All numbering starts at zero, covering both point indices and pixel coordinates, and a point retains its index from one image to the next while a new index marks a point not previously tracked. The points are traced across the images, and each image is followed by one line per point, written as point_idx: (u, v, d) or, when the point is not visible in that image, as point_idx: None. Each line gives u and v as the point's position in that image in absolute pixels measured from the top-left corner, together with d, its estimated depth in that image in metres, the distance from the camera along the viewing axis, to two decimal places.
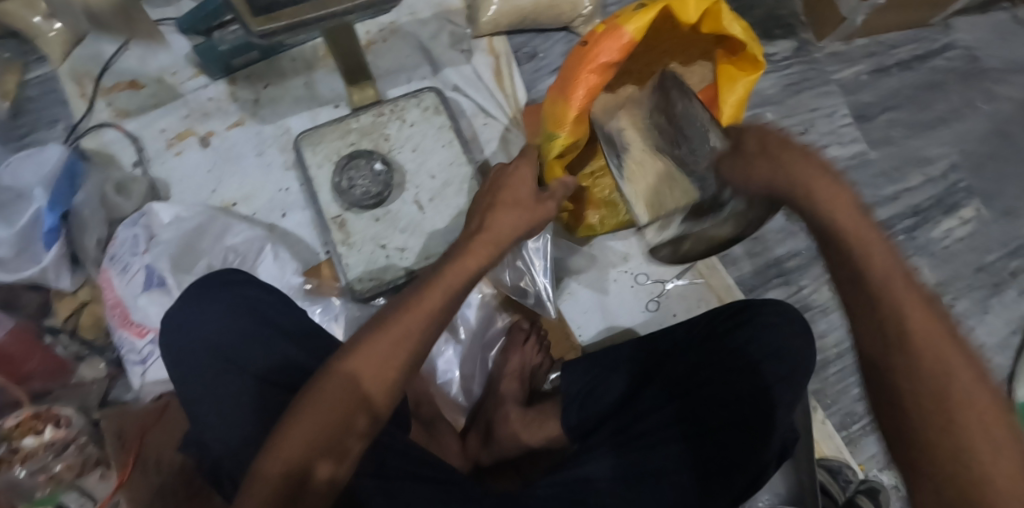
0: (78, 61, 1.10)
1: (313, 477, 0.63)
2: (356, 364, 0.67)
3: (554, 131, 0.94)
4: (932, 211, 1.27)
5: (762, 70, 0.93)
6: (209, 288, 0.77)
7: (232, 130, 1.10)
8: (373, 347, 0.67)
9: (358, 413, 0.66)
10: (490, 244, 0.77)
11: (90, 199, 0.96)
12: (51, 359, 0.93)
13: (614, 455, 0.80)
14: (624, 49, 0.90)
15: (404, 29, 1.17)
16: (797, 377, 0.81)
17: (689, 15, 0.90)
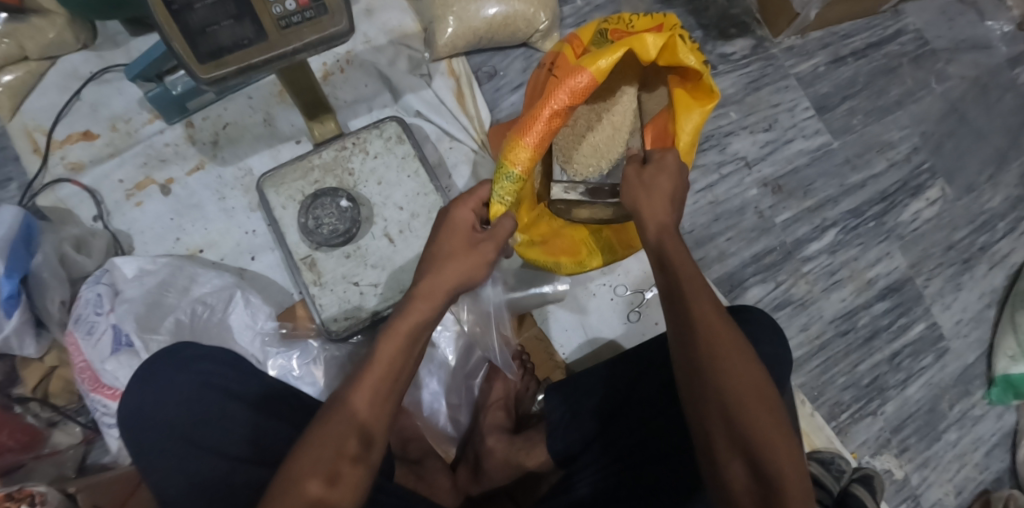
0: (27, 115, 1.06)
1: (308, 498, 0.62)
2: (356, 393, 0.68)
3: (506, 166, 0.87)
4: (898, 194, 1.29)
5: (716, 101, 0.89)
6: (176, 367, 0.75)
7: (193, 175, 1.07)
8: (368, 375, 0.68)
9: (352, 436, 0.66)
10: (444, 293, 0.74)
11: (49, 260, 0.93)
12: (21, 431, 0.89)
13: (609, 470, 0.82)
14: (578, 95, 0.88)
15: (360, 58, 1.16)
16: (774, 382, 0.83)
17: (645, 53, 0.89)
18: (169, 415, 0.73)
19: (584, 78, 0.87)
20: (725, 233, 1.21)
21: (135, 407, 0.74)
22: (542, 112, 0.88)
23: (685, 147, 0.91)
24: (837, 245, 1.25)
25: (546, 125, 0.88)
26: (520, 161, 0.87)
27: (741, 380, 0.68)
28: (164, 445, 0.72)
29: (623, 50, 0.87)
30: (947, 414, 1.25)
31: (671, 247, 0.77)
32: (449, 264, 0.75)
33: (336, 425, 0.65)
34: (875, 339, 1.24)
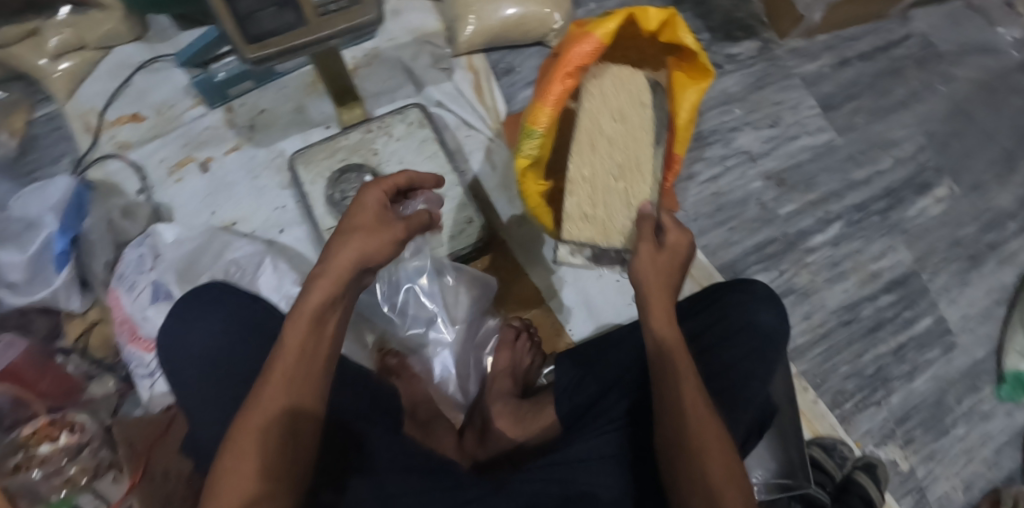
0: (82, 99, 1.16)
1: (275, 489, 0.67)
2: (268, 393, 0.68)
3: (530, 127, 0.94)
4: (903, 191, 1.32)
5: (712, 74, 0.97)
6: (212, 303, 0.81)
7: (229, 155, 1.16)
8: (278, 376, 0.69)
9: (280, 439, 0.68)
10: (342, 275, 0.71)
11: (98, 225, 1.02)
12: (60, 380, 0.97)
13: (613, 435, 0.85)
14: (593, 56, 0.95)
15: (386, 54, 1.24)
16: (771, 348, 0.86)
17: (646, 22, 0.96)
18: (192, 349, 0.79)
19: (590, 43, 0.93)
20: (727, 222, 1.25)
21: (168, 337, 0.80)
22: (558, 75, 0.94)
23: (683, 123, 0.98)
24: (840, 237, 1.27)
25: (562, 84, 0.94)
26: (542, 120, 0.94)
27: (710, 447, 0.70)
28: (195, 373, 0.78)
29: (623, 17, 0.95)
30: (954, 409, 1.22)
31: (657, 301, 0.77)
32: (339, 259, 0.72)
33: (264, 434, 0.67)
34: (879, 329, 1.24)
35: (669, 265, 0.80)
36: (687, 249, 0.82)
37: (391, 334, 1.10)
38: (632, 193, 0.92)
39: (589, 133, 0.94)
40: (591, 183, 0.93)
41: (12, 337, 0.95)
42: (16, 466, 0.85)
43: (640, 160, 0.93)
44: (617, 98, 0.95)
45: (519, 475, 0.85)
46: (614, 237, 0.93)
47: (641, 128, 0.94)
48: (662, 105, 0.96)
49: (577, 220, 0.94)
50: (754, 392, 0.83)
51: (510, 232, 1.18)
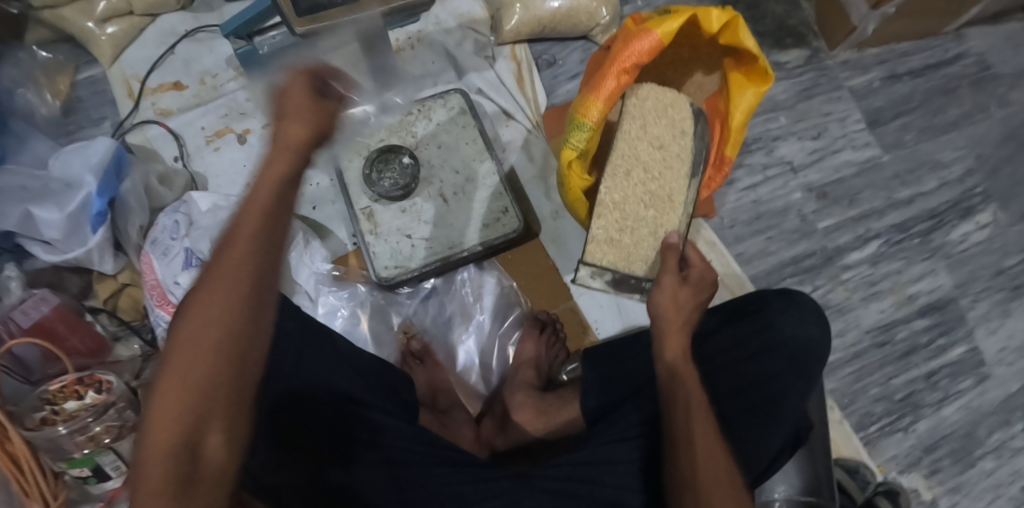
0: (126, 65, 1.17)
1: (207, 465, 0.57)
2: (186, 321, 0.59)
3: (579, 118, 0.92)
4: (948, 214, 1.28)
5: (771, 82, 0.92)
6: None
7: (267, 129, 1.16)
8: (223, 307, 0.59)
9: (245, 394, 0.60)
10: (288, 152, 0.64)
11: (135, 188, 1.02)
12: (90, 338, 0.98)
13: (636, 441, 0.82)
14: (651, 52, 0.90)
15: (430, 38, 1.24)
16: (811, 360, 0.85)
17: (710, 24, 0.91)
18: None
19: (649, 40, 0.89)
20: (764, 232, 1.22)
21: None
22: (610, 70, 0.90)
23: (737, 126, 0.94)
24: (879, 256, 1.24)
25: (616, 81, 0.91)
26: (593, 114, 0.91)
27: (703, 483, 0.71)
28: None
29: (686, 16, 0.90)
30: (984, 441, 1.18)
31: (672, 332, 0.77)
32: (275, 156, 0.64)
33: (204, 385, 0.58)
34: (913, 355, 1.20)
35: (688, 298, 0.80)
36: (711, 284, 0.83)
37: (416, 318, 1.09)
38: (660, 221, 0.93)
39: (625, 159, 0.94)
40: (624, 211, 0.93)
41: (44, 292, 0.95)
42: (41, 421, 0.80)
43: (671, 191, 0.95)
44: (656, 128, 0.95)
45: (543, 470, 0.82)
46: (638, 263, 0.93)
47: (676, 159, 0.95)
48: (702, 137, 0.98)
49: (607, 241, 0.93)
50: (791, 406, 0.82)
51: (544, 224, 1.15)
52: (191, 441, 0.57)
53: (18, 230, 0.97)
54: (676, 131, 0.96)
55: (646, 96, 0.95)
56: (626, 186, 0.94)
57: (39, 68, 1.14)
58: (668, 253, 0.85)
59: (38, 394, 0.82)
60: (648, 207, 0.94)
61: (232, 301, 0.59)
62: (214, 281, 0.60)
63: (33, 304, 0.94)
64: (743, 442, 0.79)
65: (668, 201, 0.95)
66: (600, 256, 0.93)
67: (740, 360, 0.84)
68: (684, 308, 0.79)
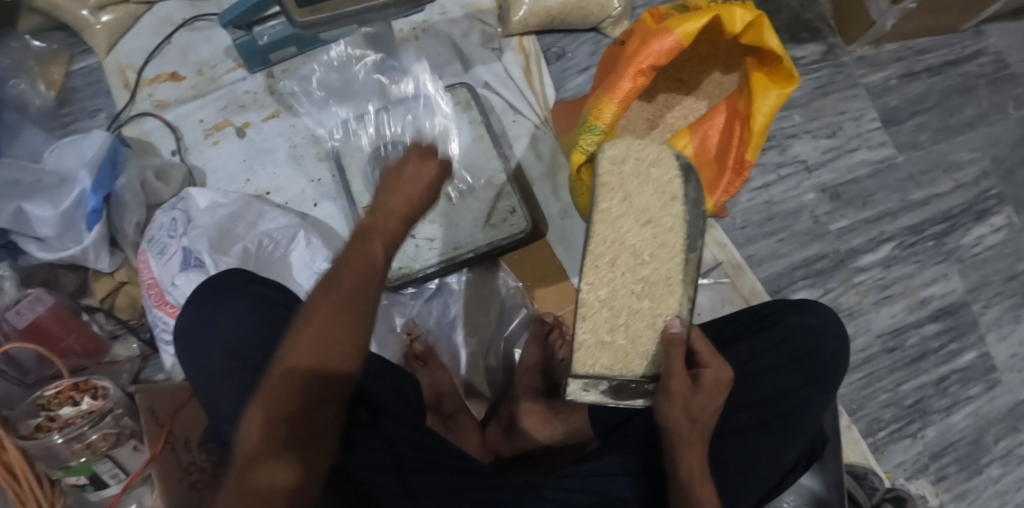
0: (121, 54, 1.13)
1: (292, 478, 0.61)
2: (291, 350, 0.63)
3: (591, 120, 0.89)
4: (961, 217, 1.25)
5: (796, 84, 0.88)
6: (234, 287, 0.76)
7: (268, 122, 1.12)
8: (330, 338, 0.62)
9: (336, 409, 0.65)
10: (399, 215, 0.69)
11: (131, 184, 0.99)
12: (88, 339, 0.95)
13: (637, 453, 0.81)
14: (669, 53, 0.86)
15: (436, 28, 1.19)
16: (829, 375, 0.82)
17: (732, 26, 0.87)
18: (217, 338, 0.73)
19: (669, 40, 0.86)
20: (776, 233, 1.20)
21: (192, 320, 0.75)
22: (626, 71, 0.87)
23: (759, 129, 0.89)
24: (892, 259, 1.22)
25: (632, 82, 0.88)
26: (606, 117, 0.88)
27: None
28: (212, 359, 0.73)
29: (709, 16, 0.87)
30: (991, 448, 1.16)
31: (688, 444, 0.69)
32: (388, 220, 0.68)
33: (311, 389, 0.63)
34: (923, 360, 1.18)
35: (703, 409, 0.69)
36: (724, 387, 0.72)
37: (420, 318, 1.07)
38: (657, 311, 0.77)
39: (607, 245, 0.79)
40: (612, 305, 0.78)
41: (39, 291, 0.93)
42: (35, 428, 0.78)
43: (668, 273, 0.78)
44: (642, 198, 0.80)
45: (551, 480, 0.81)
46: (639, 364, 0.77)
47: (668, 235, 0.79)
48: (696, 199, 0.81)
49: (598, 342, 0.78)
50: (807, 422, 0.80)
51: (552, 223, 1.12)
52: (272, 457, 0.61)
53: (10, 226, 0.94)
54: (664, 197, 0.80)
55: (622, 156, 0.81)
56: (610, 275, 0.78)
57: (32, 57, 1.10)
58: (671, 348, 0.72)
59: (32, 399, 0.80)
60: (641, 299, 0.78)
61: (339, 332, 0.63)
62: (321, 316, 0.63)
63: (27, 305, 0.91)
64: (757, 457, 0.78)
65: (663, 287, 0.78)
66: (589, 364, 0.78)
67: (754, 374, 0.82)
68: (697, 403, 0.69)
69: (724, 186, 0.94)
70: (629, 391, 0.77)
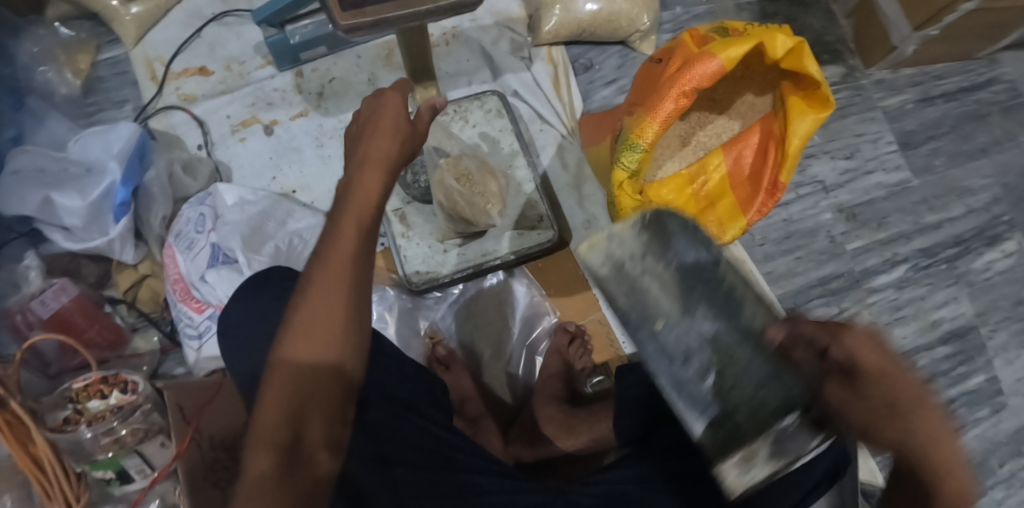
0: (149, 46, 1.13)
1: (316, 476, 0.61)
2: (291, 342, 0.61)
3: (633, 138, 0.91)
4: (973, 241, 1.27)
5: (830, 110, 0.89)
6: (278, 283, 0.76)
7: (295, 120, 1.12)
8: (316, 314, 0.62)
9: (349, 403, 0.64)
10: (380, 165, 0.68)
11: (159, 177, 0.99)
12: (110, 330, 0.94)
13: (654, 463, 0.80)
14: (712, 77, 0.88)
15: (466, 34, 1.20)
16: None
17: (774, 49, 0.89)
18: (258, 332, 0.73)
19: (713, 64, 0.87)
20: (793, 251, 1.22)
21: (236, 316, 0.75)
22: (670, 91, 0.89)
23: (794, 151, 0.90)
24: (905, 281, 1.23)
25: (675, 103, 0.89)
26: (648, 136, 0.90)
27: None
28: (257, 354, 0.72)
29: (754, 41, 0.88)
30: (996, 471, 1.17)
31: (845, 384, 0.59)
32: (353, 215, 0.66)
33: (309, 381, 0.61)
34: (932, 381, 1.20)
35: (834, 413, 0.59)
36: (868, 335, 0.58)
37: (443, 323, 1.07)
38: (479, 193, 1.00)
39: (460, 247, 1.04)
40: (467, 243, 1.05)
41: (63, 281, 0.92)
42: (63, 422, 0.78)
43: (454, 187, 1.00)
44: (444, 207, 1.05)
45: (580, 486, 0.80)
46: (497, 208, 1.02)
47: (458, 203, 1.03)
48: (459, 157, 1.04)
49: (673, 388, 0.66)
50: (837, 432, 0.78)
51: (577, 233, 1.12)
52: (288, 455, 0.60)
53: (38, 214, 0.93)
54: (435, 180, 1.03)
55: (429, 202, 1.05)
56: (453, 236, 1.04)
57: (60, 45, 1.09)
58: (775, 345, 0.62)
59: (60, 392, 0.80)
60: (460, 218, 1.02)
61: (327, 307, 0.62)
62: (315, 302, 0.62)
63: (52, 295, 0.91)
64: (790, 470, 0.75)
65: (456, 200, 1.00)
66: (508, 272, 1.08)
67: None
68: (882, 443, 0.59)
69: (758, 206, 0.94)
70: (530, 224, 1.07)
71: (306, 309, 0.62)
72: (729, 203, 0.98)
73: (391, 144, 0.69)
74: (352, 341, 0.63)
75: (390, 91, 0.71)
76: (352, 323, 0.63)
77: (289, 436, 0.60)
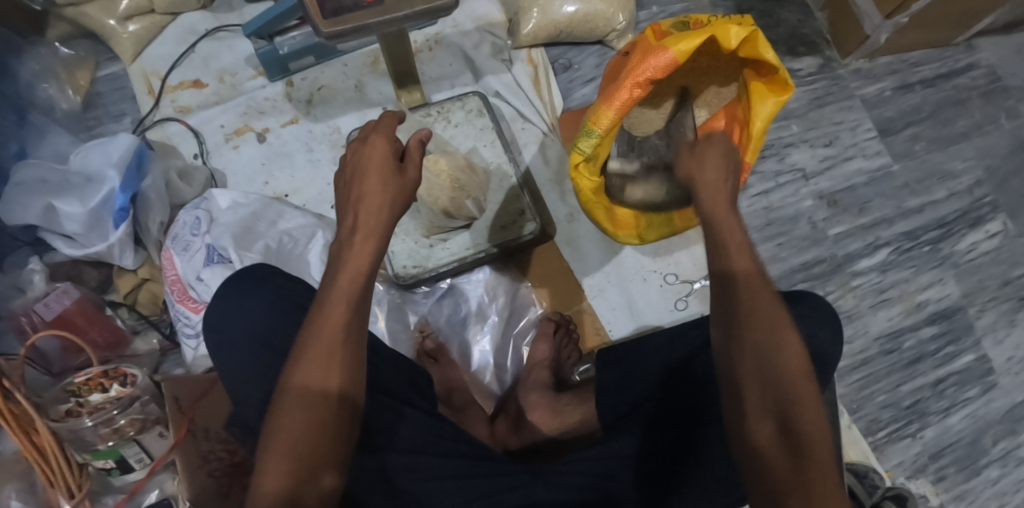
0: (146, 61, 1.18)
1: (323, 489, 0.64)
2: (301, 369, 0.66)
3: (591, 126, 0.95)
4: (956, 224, 1.29)
5: (790, 93, 0.93)
6: (258, 281, 0.80)
7: (286, 127, 1.17)
8: (322, 340, 0.67)
9: (349, 421, 0.66)
10: (385, 180, 0.73)
11: (156, 184, 1.04)
12: (110, 331, 0.98)
13: (641, 437, 0.79)
14: (667, 67, 0.92)
15: (448, 40, 1.25)
16: (828, 364, 0.83)
17: (729, 39, 0.92)
18: (241, 326, 0.77)
19: (666, 55, 0.91)
20: (776, 238, 1.24)
21: (220, 311, 0.79)
22: (625, 82, 0.93)
23: (756, 133, 0.94)
24: (888, 264, 1.25)
25: (630, 92, 0.93)
26: (604, 123, 0.94)
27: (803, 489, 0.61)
28: (241, 347, 0.76)
29: (708, 32, 0.92)
30: (989, 450, 1.18)
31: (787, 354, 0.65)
32: (357, 240, 0.71)
33: (320, 406, 0.65)
34: (920, 363, 1.21)
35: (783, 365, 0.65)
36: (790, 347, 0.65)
37: (432, 317, 1.10)
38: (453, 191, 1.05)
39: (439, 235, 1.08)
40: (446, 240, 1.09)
41: (66, 285, 0.96)
42: (65, 413, 0.81)
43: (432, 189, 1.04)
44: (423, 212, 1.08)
45: (558, 465, 0.79)
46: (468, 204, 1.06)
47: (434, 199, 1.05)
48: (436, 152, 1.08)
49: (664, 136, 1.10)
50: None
51: (560, 226, 1.16)
52: (304, 473, 0.63)
53: (41, 222, 0.98)
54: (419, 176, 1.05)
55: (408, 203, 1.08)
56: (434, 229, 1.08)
57: (61, 63, 1.15)
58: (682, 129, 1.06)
59: (62, 386, 0.83)
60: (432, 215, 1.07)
61: (331, 332, 0.67)
62: (320, 332, 0.67)
63: (55, 297, 0.95)
64: None
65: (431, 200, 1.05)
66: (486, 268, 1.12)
67: None
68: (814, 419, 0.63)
69: None
70: (509, 222, 1.10)
71: (311, 336, 0.67)
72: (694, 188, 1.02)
73: (380, 200, 0.72)
74: (355, 364, 0.68)
75: (375, 134, 0.75)
76: (349, 343, 0.68)
77: (304, 454, 0.64)
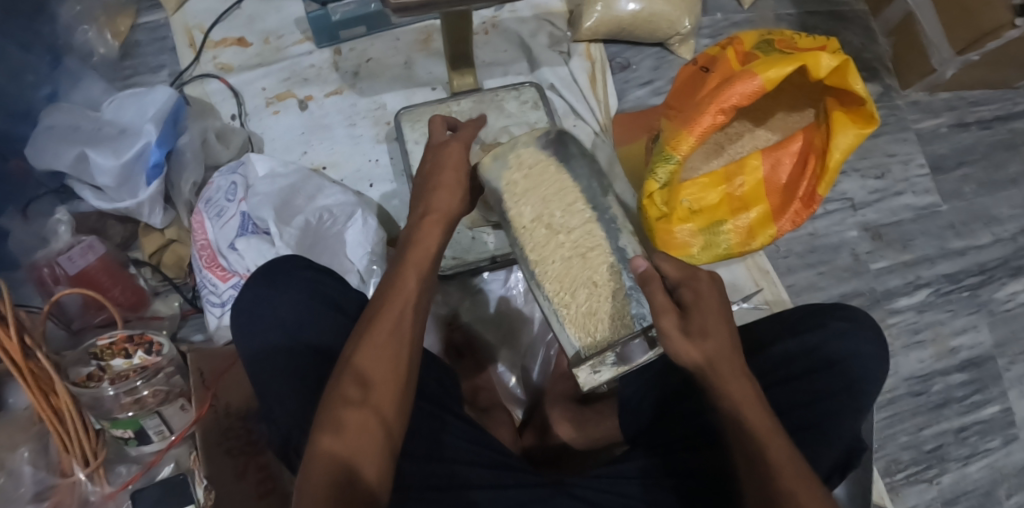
0: (189, 14, 1.14)
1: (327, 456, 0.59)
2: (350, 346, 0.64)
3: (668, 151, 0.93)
4: (997, 271, 1.27)
5: (874, 127, 0.95)
6: (288, 272, 0.76)
7: (329, 98, 1.12)
8: (375, 317, 0.65)
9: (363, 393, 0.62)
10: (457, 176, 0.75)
11: (193, 143, 0.99)
12: (132, 292, 0.95)
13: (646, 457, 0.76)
14: (751, 96, 0.91)
15: (504, 25, 1.21)
16: (861, 383, 0.77)
17: (821, 70, 0.91)
18: (271, 316, 0.73)
19: (753, 84, 0.90)
20: (816, 266, 1.21)
21: (248, 299, 0.75)
22: (707, 108, 0.92)
23: (834, 165, 0.96)
24: (925, 305, 1.23)
25: (712, 118, 0.92)
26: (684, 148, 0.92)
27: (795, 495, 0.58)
28: (268, 338, 0.72)
29: (798, 62, 0.90)
30: (1003, 502, 1.15)
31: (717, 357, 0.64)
32: (428, 222, 0.73)
33: (353, 380, 0.62)
34: (945, 407, 1.18)
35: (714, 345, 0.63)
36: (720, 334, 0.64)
37: (463, 311, 1.06)
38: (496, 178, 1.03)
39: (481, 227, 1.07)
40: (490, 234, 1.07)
41: (91, 239, 0.92)
42: (87, 377, 0.78)
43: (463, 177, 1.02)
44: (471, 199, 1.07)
45: (580, 479, 0.75)
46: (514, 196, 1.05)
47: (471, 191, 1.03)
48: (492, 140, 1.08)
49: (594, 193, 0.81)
50: (844, 429, 0.74)
51: None
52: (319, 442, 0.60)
53: (71, 171, 0.93)
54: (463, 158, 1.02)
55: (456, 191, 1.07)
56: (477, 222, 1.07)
57: (102, 6, 1.09)
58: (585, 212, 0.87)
59: (85, 347, 0.80)
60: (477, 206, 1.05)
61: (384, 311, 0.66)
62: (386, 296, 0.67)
63: (79, 252, 0.91)
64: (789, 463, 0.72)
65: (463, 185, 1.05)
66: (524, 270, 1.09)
67: (793, 376, 0.77)
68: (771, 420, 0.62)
69: (792, 215, 1.03)
70: None
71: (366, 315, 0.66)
72: (761, 212, 1.04)
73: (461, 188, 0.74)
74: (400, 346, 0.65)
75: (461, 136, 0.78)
76: (397, 327, 0.65)
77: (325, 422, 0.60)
